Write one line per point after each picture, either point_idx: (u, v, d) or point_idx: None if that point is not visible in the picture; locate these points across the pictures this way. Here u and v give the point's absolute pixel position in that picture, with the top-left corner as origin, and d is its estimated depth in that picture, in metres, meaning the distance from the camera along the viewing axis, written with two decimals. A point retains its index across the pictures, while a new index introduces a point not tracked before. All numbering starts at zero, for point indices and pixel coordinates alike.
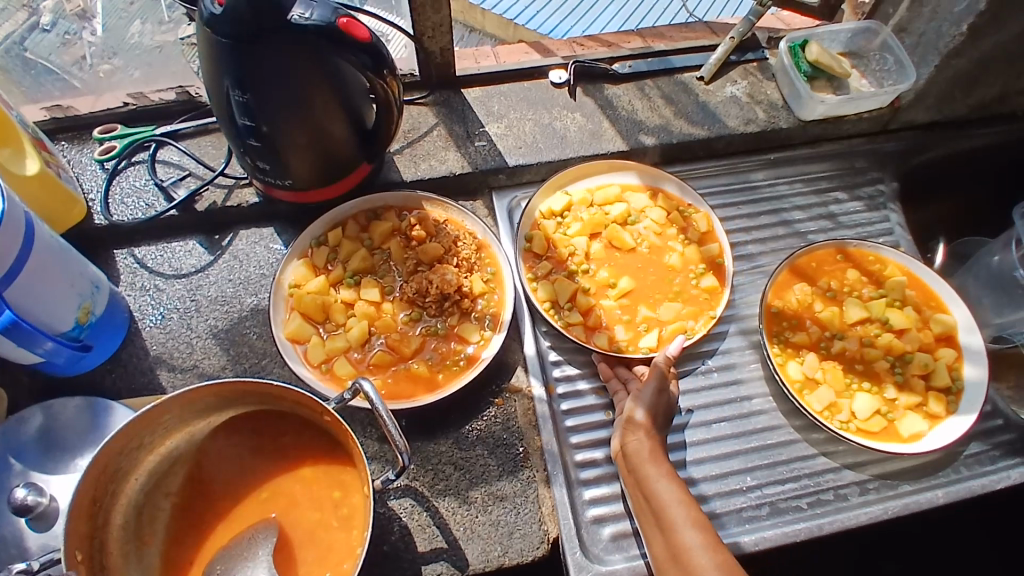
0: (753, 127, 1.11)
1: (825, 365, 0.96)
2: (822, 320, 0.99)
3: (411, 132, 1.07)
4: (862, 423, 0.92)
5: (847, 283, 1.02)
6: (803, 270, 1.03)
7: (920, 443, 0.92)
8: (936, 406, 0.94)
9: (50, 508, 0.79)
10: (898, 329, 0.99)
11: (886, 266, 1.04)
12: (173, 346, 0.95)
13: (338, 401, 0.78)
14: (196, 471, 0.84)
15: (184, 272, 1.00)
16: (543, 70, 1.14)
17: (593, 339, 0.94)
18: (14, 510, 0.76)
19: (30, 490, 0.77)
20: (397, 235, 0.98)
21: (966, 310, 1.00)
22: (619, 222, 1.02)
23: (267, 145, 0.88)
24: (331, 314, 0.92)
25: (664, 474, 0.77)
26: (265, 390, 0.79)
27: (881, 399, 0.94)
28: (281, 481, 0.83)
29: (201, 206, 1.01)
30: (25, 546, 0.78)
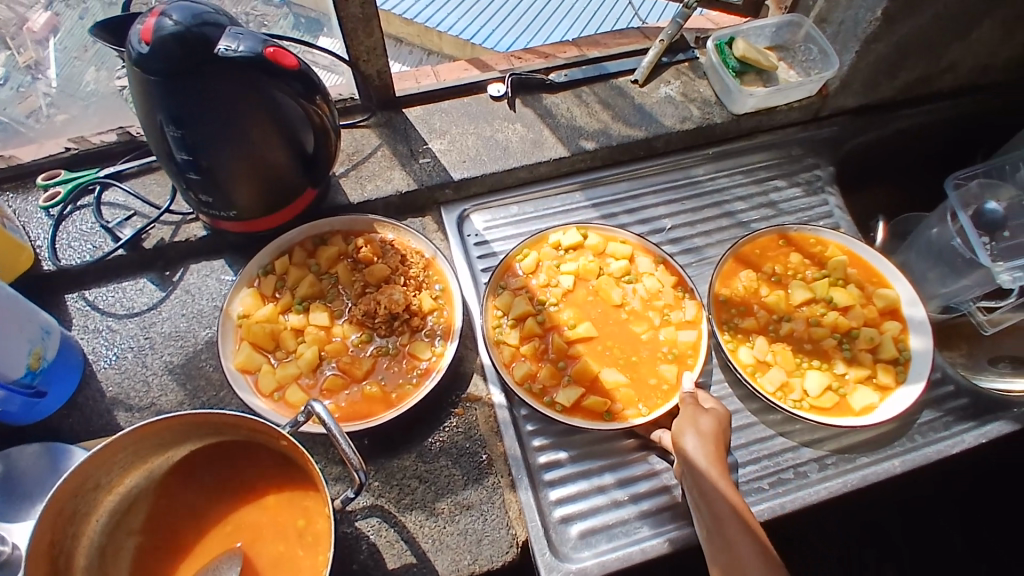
0: (689, 124, 1.14)
1: (775, 348, 0.99)
2: (769, 305, 1.02)
3: (355, 155, 1.08)
4: (814, 401, 0.94)
5: (790, 267, 1.06)
6: (747, 258, 1.06)
7: (872, 415, 0.94)
8: (884, 377, 0.96)
9: (13, 555, 0.78)
10: (843, 308, 1.02)
11: (826, 247, 1.08)
12: (129, 385, 0.95)
13: (292, 425, 0.79)
14: (158, 509, 0.84)
15: (138, 311, 1.00)
16: (481, 84, 1.16)
17: (512, 365, 0.95)
18: None
19: None
20: (344, 259, 1.00)
21: (904, 281, 1.04)
22: (614, 278, 1.02)
23: (209, 178, 0.89)
24: (282, 341, 0.93)
25: (718, 489, 0.73)
26: (218, 421, 0.79)
27: (831, 375, 0.97)
28: (243, 513, 0.83)
29: (149, 243, 1.02)
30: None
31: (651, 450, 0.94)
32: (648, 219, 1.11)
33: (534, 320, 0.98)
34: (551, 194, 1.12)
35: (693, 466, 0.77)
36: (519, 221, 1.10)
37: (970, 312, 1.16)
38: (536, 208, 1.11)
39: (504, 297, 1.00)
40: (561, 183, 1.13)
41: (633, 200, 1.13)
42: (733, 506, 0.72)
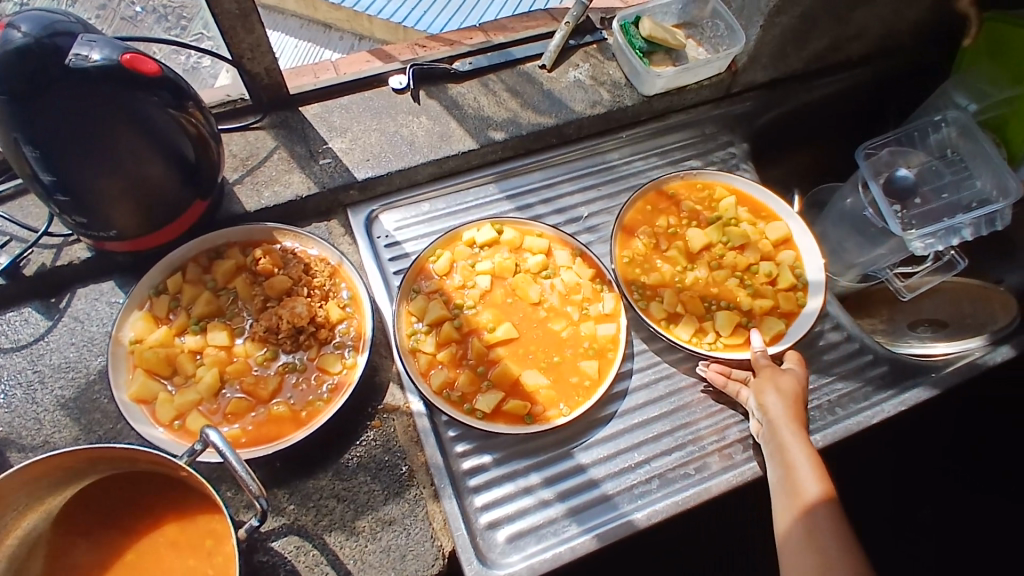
0: (599, 108, 1.12)
1: (682, 295, 1.01)
2: (671, 257, 1.05)
3: (249, 159, 1.01)
4: (726, 340, 0.99)
5: (686, 215, 1.09)
6: (644, 214, 1.08)
7: (783, 341, 0.99)
8: (787, 303, 1.02)
9: None
10: (738, 246, 1.07)
11: (715, 190, 1.12)
12: (20, 424, 0.87)
13: (189, 455, 0.73)
14: (58, 552, 0.77)
15: (23, 344, 0.93)
16: (381, 77, 1.11)
17: (429, 374, 0.92)
18: None
19: None
20: (243, 272, 0.94)
21: (793, 215, 1.09)
22: (532, 275, 0.99)
23: (82, 200, 0.82)
24: (179, 364, 0.87)
25: (800, 443, 0.83)
26: (113, 454, 0.73)
27: (738, 313, 1.01)
28: (148, 542, 0.78)
29: (28, 270, 0.94)
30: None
31: (578, 446, 0.93)
32: (564, 208, 1.08)
33: (450, 325, 0.94)
34: (463, 188, 1.08)
35: (774, 421, 0.86)
36: (431, 218, 1.06)
37: (889, 278, 1.15)
38: (448, 204, 1.07)
39: (417, 303, 0.96)
40: (473, 176, 1.09)
41: (548, 190, 1.10)
42: (810, 459, 0.82)
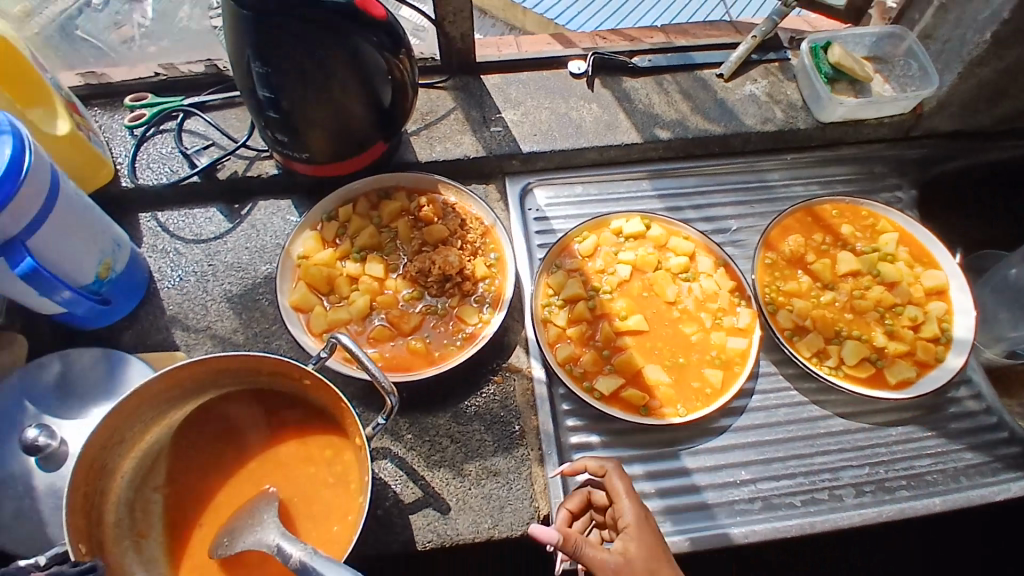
0: (770, 125, 1.11)
1: (816, 311, 1.00)
2: (814, 272, 1.04)
3: (429, 115, 1.08)
4: (850, 369, 0.97)
5: (841, 237, 1.07)
6: (800, 223, 1.07)
7: (907, 390, 0.96)
8: (922, 353, 0.98)
9: (58, 450, 0.82)
10: (888, 282, 1.04)
11: (878, 221, 1.09)
12: (188, 307, 0.98)
13: (317, 361, 0.78)
14: (184, 459, 0.81)
15: (205, 238, 1.02)
16: (561, 60, 1.14)
17: (557, 346, 0.95)
18: (23, 448, 0.78)
19: (41, 431, 0.80)
20: (405, 215, 1.01)
21: (956, 269, 1.05)
22: (673, 274, 1.00)
23: (288, 119, 0.90)
24: (337, 286, 0.95)
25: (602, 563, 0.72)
26: (237, 363, 0.78)
27: (869, 346, 0.99)
28: (266, 452, 0.81)
29: (222, 174, 1.03)
30: (33, 483, 0.82)
31: (686, 450, 0.93)
32: (714, 218, 1.09)
33: (585, 305, 0.97)
34: (619, 179, 1.10)
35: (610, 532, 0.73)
36: (582, 201, 1.08)
37: None
38: (601, 191, 1.09)
39: (557, 276, 0.99)
40: (629, 169, 1.11)
41: (701, 197, 1.10)
42: None
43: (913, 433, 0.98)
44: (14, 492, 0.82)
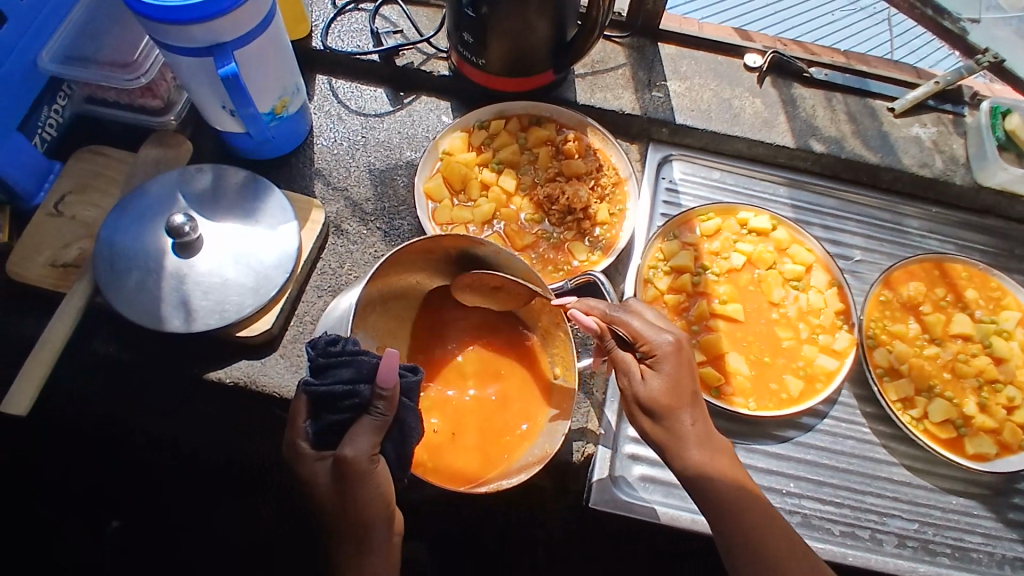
0: (926, 172, 1.09)
1: (915, 359, 0.98)
2: (925, 322, 1.02)
3: (599, 64, 1.12)
4: (930, 426, 0.95)
5: (963, 299, 1.04)
6: (926, 272, 1.05)
7: (982, 464, 0.94)
8: (1010, 436, 0.95)
9: (195, 241, 0.89)
10: (997, 357, 1.00)
11: (1006, 296, 1.04)
12: (334, 166, 1.06)
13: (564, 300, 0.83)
14: (397, 341, 0.85)
15: (365, 112, 1.10)
16: (739, 50, 1.15)
17: (651, 306, 0.96)
18: (168, 229, 0.86)
19: (187, 219, 0.87)
20: (549, 145, 1.05)
21: None
22: (784, 279, 1.00)
23: (480, 22, 0.97)
24: (468, 186, 1.01)
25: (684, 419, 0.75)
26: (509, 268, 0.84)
27: (958, 411, 0.96)
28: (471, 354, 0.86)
29: (400, 61, 1.10)
30: (163, 262, 0.90)
31: (742, 445, 0.93)
32: (840, 243, 1.08)
33: (689, 278, 0.98)
34: (758, 177, 1.11)
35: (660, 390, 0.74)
36: (715, 187, 1.10)
37: None
38: (737, 183, 1.11)
39: (672, 243, 1.00)
40: (771, 171, 1.12)
41: (834, 220, 1.10)
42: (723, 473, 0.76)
43: (973, 510, 0.94)
44: (144, 264, 0.90)
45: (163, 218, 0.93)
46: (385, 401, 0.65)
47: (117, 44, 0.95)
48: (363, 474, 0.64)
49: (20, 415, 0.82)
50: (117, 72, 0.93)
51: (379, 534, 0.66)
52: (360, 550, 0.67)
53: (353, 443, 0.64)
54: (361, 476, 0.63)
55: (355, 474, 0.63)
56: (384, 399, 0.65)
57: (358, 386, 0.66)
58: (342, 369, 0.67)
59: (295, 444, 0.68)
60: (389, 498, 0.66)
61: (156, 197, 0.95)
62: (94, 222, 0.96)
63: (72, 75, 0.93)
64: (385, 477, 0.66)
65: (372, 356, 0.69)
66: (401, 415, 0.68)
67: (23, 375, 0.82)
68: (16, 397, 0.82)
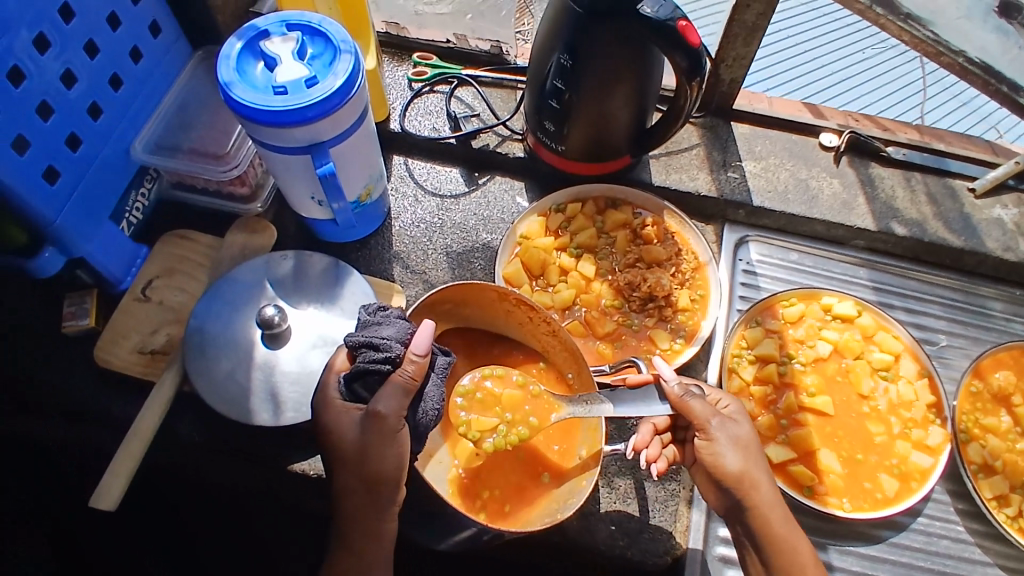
0: (1011, 256, 1.07)
1: (1010, 455, 0.94)
2: (1017, 415, 0.97)
3: (674, 144, 1.12)
4: None
5: None
6: (1015, 360, 1.01)
7: None
8: None
9: (284, 332, 0.89)
10: None
11: None
12: (412, 249, 1.06)
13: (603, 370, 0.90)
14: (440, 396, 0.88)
15: (442, 194, 1.11)
16: (814, 129, 1.15)
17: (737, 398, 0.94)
18: (259, 321, 0.86)
19: (277, 311, 0.87)
20: (626, 229, 1.05)
21: None
22: (872, 370, 0.97)
23: (563, 111, 0.97)
24: (547, 272, 1.01)
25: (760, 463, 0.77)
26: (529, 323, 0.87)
27: None
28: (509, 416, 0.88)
29: (477, 143, 1.12)
30: (252, 354, 0.90)
31: (835, 546, 0.90)
32: (924, 327, 1.05)
33: (775, 368, 0.96)
34: (836, 258, 1.09)
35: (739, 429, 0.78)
36: (794, 269, 1.08)
37: None
38: (816, 265, 1.09)
39: (755, 331, 0.98)
40: (850, 253, 1.10)
41: (916, 302, 1.07)
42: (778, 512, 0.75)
43: None
44: (232, 355, 0.90)
45: (251, 308, 0.94)
46: (416, 368, 0.71)
47: (207, 135, 0.98)
48: (387, 431, 0.69)
49: (109, 509, 0.82)
50: (209, 163, 0.96)
51: (384, 493, 0.73)
52: (368, 501, 0.73)
53: (381, 397, 0.70)
54: (387, 432, 0.69)
55: (381, 428, 0.69)
56: (412, 364, 0.70)
57: (390, 344, 0.73)
58: (380, 330, 0.74)
59: (326, 390, 0.75)
60: (402, 461, 0.71)
61: (243, 284, 0.95)
62: (181, 307, 0.97)
63: (162, 164, 0.95)
64: (405, 444, 0.71)
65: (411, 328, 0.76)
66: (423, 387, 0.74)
67: (113, 468, 0.83)
68: (105, 491, 0.82)
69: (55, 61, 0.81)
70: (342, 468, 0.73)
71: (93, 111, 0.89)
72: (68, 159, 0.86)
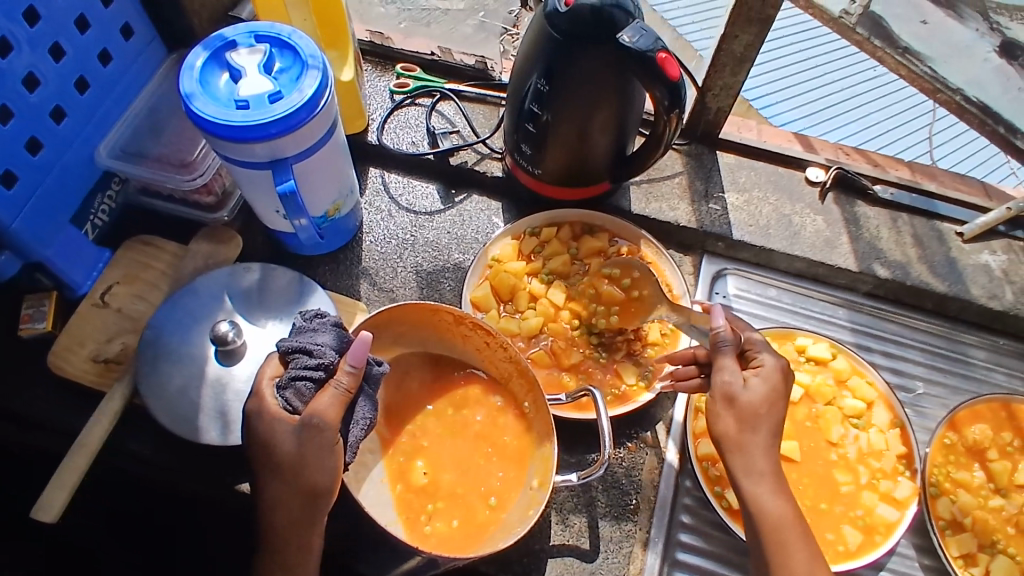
0: (996, 304, 1.04)
1: (980, 512, 0.91)
2: (991, 471, 0.95)
3: (656, 171, 1.10)
4: None
5: None
6: (993, 413, 0.98)
7: None
8: None
9: (239, 348, 0.87)
10: None
11: None
12: (381, 266, 1.04)
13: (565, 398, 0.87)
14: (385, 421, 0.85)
15: (416, 210, 1.09)
16: (801, 162, 1.12)
17: (700, 440, 0.92)
18: (213, 337, 0.84)
19: (232, 327, 0.86)
20: (601, 256, 1.02)
21: None
22: (842, 416, 0.95)
23: (539, 135, 0.95)
24: (516, 297, 0.98)
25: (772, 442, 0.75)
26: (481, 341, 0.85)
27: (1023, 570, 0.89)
28: (463, 435, 0.86)
29: (455, 160, 1.10)
30: (205, 369, 0.88)
31: None
32: (901, 373, 1.02)
33: None
34: (815, 297, 1.07)
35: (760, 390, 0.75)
36: (772, 305, 1.05)
37: None
38: (794, 302, 1.06)
39: None
40: (829, 292, 1.08)
41: (895, 347, 1.04)
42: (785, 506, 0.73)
43: None
44: (186, 369, 0.88)
45: (209, 321, 0.91)
46: (351, 377, 0.70)
47: (175, 142, 0.96)
48: (324, 439, 0.69)
49: (49, 521, 0.80)
50: (175, 172, 0.94)
51: (320, 508, 0.70)
52: (303, 515, 0.71)
53: (317, 407, 0.69)
54: (320, 434, 0.68)
55: (317, 432, 0.68)
56: (349, 372, 0.70)
57: (325, 351, 0.73)
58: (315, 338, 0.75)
59: (259, 400, 0.72)
60: (338, 475, 0.70)
61: (205, 295, 0.93)
62: (139, 316, 0.95)
63: (126, 171, 0.93)
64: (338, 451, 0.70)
65: (346, 340, 0.77)
66: (357, 396, 0.73)
67: (57, 479, 0.81)
68: (48, 500, 0.80)
69: (18, 64, 0.79)
70: (277, 480, 0.70)
71: (57, 115, 0.87)
72: (26, 164, 0.84)
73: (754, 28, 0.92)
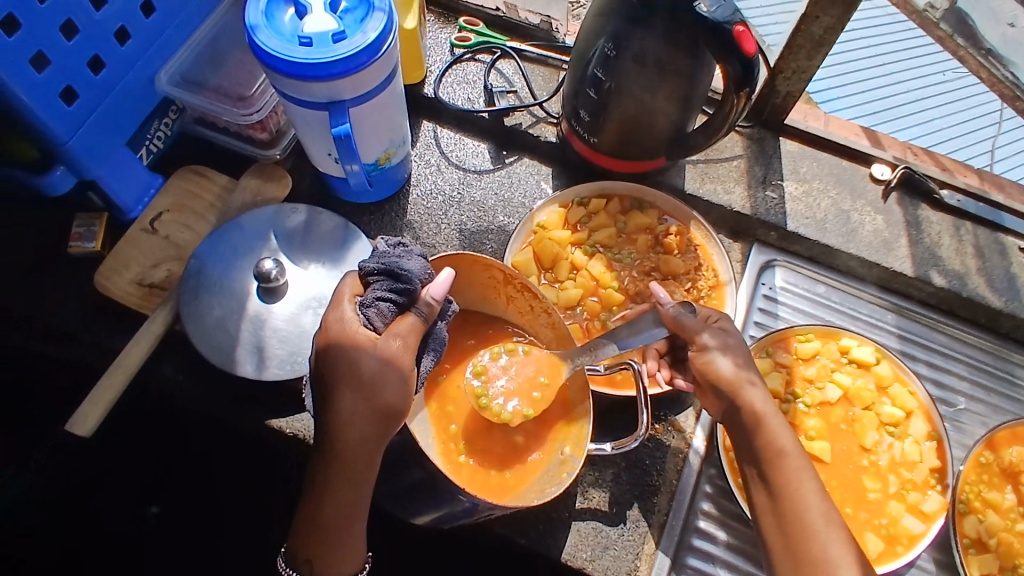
0: None
1: (1007, 534, 0.89)
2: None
3: (715, 152, 1.07)
4: None
5: None
6: None
7: None
8: None
9: (280, 287, 0.88)
10: None
11: None
12: (426, 221, 1.03)
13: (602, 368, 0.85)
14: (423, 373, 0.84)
15: (465, 167, 1.07)
16: (867, 158, 1.08)
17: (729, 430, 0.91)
18: (257, 273, 0.85)
19: (275, 265, 0.86)
20: (648, 233, 1.00)
21: None
22: (879, 423, 0.92)
23: (599, 102, 0.92)
24: (557, 266, 0.97)
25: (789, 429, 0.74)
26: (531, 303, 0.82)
27: None
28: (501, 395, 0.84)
29: (509, 121, 1.08)
30: (246, 305, 0.89)
31: None
32: (944, 386, 0.99)
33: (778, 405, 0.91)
34: (865, 299, 1.03)
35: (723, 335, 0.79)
36: (818, 302, 1.02)
37: None
38: (842, 302, 1.03)
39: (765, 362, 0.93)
40: (879, 295, 1.04)
41: (941, 359, 1.01)
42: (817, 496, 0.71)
43: None
44: (226, 303, 0.89)
45: (253, 258, 0.92)
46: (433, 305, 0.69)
47: (233, 75, 0.95)
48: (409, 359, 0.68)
49: (83, 436, 0.83)
50: (232, 105, 0.94)
51: (390, 428, 0.69)
52: (376, 432, 0.68)
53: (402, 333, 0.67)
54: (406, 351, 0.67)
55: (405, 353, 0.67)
56: (429, 304, 0.69)
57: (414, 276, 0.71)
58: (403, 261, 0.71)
59: (338, 314, 0.69)
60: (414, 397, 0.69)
61: (250, 231, 0.94)
62: (185, 245, 0.96)
63: (183, 99, 0.93)
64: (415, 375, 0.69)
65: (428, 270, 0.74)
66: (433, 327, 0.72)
67: (94, 397, 0.83)
68: (83, 417, 0.82)
69: None
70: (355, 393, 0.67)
71: (120, 36, 0.87)
72: (88, 83, 0.84)
73: (837, 11, 0.88)
